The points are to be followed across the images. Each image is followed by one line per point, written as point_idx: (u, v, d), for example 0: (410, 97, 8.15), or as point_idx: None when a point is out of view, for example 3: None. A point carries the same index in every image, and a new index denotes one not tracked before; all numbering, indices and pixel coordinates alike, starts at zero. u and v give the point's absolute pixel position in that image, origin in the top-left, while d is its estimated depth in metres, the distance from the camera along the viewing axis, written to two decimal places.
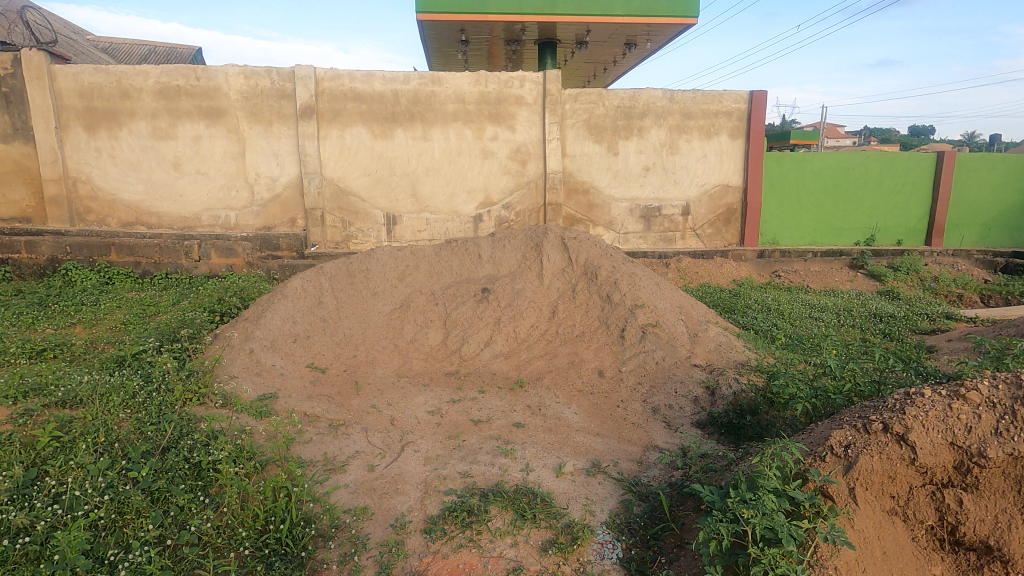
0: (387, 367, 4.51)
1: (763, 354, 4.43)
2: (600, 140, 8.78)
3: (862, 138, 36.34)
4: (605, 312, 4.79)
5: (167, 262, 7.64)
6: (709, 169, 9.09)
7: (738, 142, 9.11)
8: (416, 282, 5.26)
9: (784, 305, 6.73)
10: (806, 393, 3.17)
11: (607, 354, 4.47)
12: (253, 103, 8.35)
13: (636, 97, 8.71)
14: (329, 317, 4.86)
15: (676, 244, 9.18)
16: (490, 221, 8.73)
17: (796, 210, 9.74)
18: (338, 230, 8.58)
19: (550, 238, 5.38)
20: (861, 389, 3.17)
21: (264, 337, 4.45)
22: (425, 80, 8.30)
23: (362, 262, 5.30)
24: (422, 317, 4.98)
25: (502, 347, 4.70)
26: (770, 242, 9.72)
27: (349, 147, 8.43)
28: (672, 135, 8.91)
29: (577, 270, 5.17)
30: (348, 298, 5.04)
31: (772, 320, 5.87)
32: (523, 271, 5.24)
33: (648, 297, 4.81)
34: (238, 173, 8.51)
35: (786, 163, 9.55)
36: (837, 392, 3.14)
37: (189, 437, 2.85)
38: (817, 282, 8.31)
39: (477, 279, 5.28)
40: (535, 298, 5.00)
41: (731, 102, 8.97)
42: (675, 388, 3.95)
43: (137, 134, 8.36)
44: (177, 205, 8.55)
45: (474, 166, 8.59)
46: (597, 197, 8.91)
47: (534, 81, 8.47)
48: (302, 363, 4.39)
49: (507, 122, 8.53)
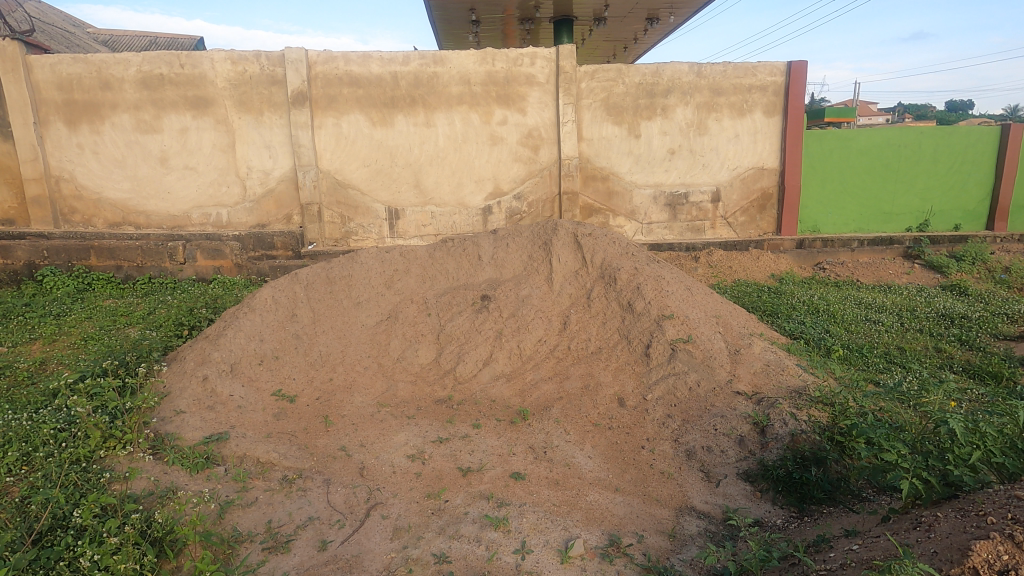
0: (367, 394, 3.82)
1: (823, 377, 3.59)
2: (620, 122, 7.92)
3: (896, 115, 34.47)
4: (626, 324, 3.99)
5: (151, 265, 7.08)
6: (742, 151, 8.17)
7: (774, 119, 8.15)
8: (406, 289, 4.55)
9: (835, 306, 5.84)
10: (913, 461, 2.24)
11: (629, 377, 3.70)
12: (241, 91, 7.72)
13: (660, 73, 7.82)
14: (303, 332, 4.18)
15: (705, 234, 8.30)
16: (500, 213, 7.96)
17: (840, 193, 8.75)
18: (336, 226, 7.93)
19: (561, 235, 4.58)
20: (998, 459, 2.21)
21: (223, 359, 3.78)
22: (426, 61, 7.55)
23: (344, 266, 4.60)
24: (411, 331, 4.29)
25: (503, 367, 4.00)
26: (810, 230, 8.76)
27: (346, 136, 7.74)
28: (699, 114, 8.01)
29: (593, 273, 4.39)
30: (327, 309, 4.35)
31: (823, 326, 5.02)
32: (528, 274, 4.48)
33: (677, 305, 4.00)
34: (228, 167, 7.91)
35: (828, 141, 8.57)
36: (960, 462, 2.23)
37: (77, 516, 2.20)
38: (869, 275, 7.36)
39: (476, 285, 4.53)
40: (543, 308, 4.25)
41: (766, 75, 8.01)
42: (713, 424, 3.16)
43: (120, 128, 7.82)
44: (165, 203, 8.00)
45: (482, 154, 7.82)
46: (618, 184, 8.07)
47: (545, 57, 7.64)
48: (267, 391, 3.74)
49: (517, 104, 7.73)
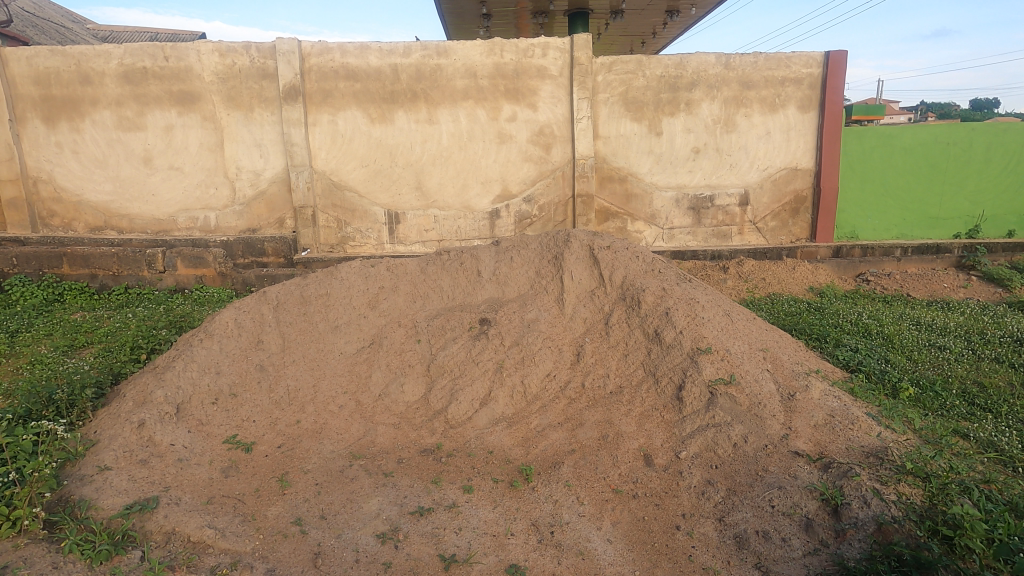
0: (339, 441, 3.18)
1: (902, 432, 2.87)
2: (640, 118, 7.21)
3: (920, 112, 33.30)
4: (653, 357, 3.31)
5: (128, 274, 6.50)
6: (773, 150, 7.41)
7: (810, 115, 7.38)
8: (392, 310, 3.91)
9: (890, 327, 5.11)
10: None
11: (656, 427, 3.01)
12: (230, 86, 7.15)
13: (684, 64, 7.10)
14: (269, 363, 3.55)
15: (732, 240, 7.56)
16: (509, 217, 7.28)
17: (882, 196, 7.96)
18: (332, 231, 7.32)
19: (574, 248, 3.89)
20: None
21: (167, 399, 3.16)
22: (429, 52, 6.91)
23: (322, 282, 3.96)
24: (396, 361, 3.66)
25: (504, 409, 3.34)
26: (848, 236, 7.98)
27: (343, 134, 7.12)
28: (727, 109, 7.28)
29: (612, 294, 3.70)
30: (298, 334, 3.72)
31: (881, 355, 4.29)
32: (535, 294, 3.82)
33: (715, 336, 3.29)
34: (216, 168, 7.34)
35: (869, 139, 7.81)
36: None
37: None
38: (920, 287, 6.57)
39: (475, 307, 3.87)
40: (551, 335, 3.59)
41: (801, 67, 7.24)
42: (769, 499, 2.46)
43: (101, 125, 7.29)
44: (149, 206, 7.45)
45: (489, 153, 7.15)
46: (637, 185, 7.36)
47: (558, 47, 6.96)
48: (220, 437, 3.11)
49: (527, 99, 7.06)
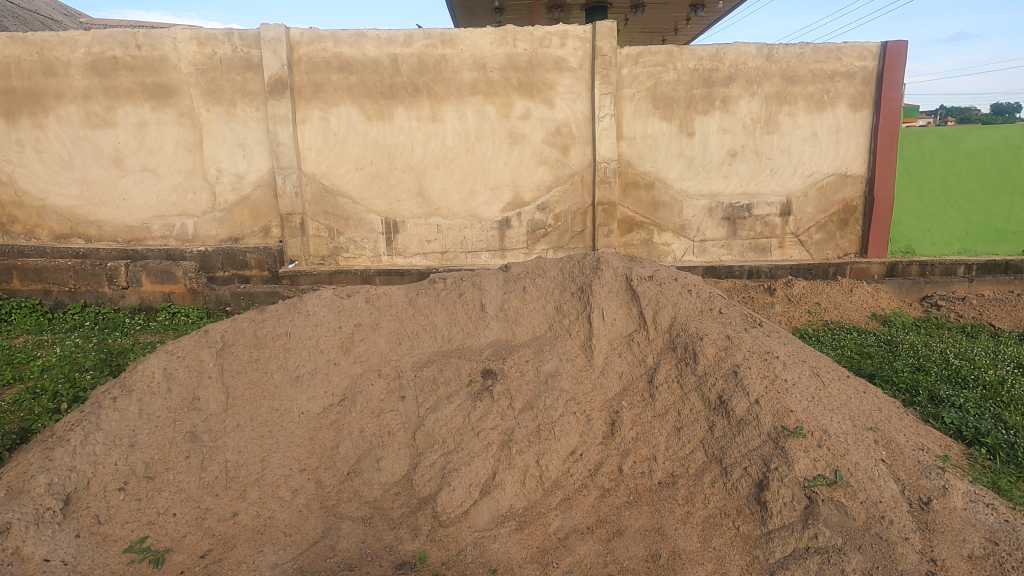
0: (287, 548, 2.32)
1: None
2: (669, 117, 6.31)
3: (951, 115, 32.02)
4: (718, 436, 2.41)
5: (86, 290, 5.71)
6: (821, 153, 6.47)
7: (863, 114, 6.42)
8: (371, 355, 3.05)
9: (988, 370, 4.16)
10: None
11: (729, 546, 2.13)
12: (209, 78, 6.33)
13: (721, 56, 6.20)
14: (204, 430, 2.69)
15: (772, 254, 6.62)
16: (521, 227, 6.40)
17: (942, 206, 6.83)
18: (323, 241, 6.50)
19: (605, 278, 3.02)
20: None
21: (51, 489, 2.31)
22: (432, 41, 6.06)
23: (282, 319, 3.10)
24: (372, 427, 2.80)
25: (513, 501, 2.46)
26: (902, 251, 6.86)
27: (335, 132, 6.28)
28: (769, 107, 6.35)
29: (657, 341, 2.81)
30: (246, 388, 2.86)
31: (998, 416, 3.33)
32: (554, 339, 2.95)
33: (804, 409, 2.38)
34: (194, 169, 6.53)
35: (930, 141, 6.72)
36: None
37: None
38: (1004, 315, 5.60)
39: (476, 353, 3.00)
40: (576, 397, 2.70)
41: (855, 59, 6.29)
42: None
43: (67, 122, 6.52)
44: (120, 211, 6.66)
45: (498, 155, 6.28)
46: (665, 193, 6.45)
47: (578, 36, 6.08)
48: (123, 544, 2.26)
49: (542, 95, 6.17)
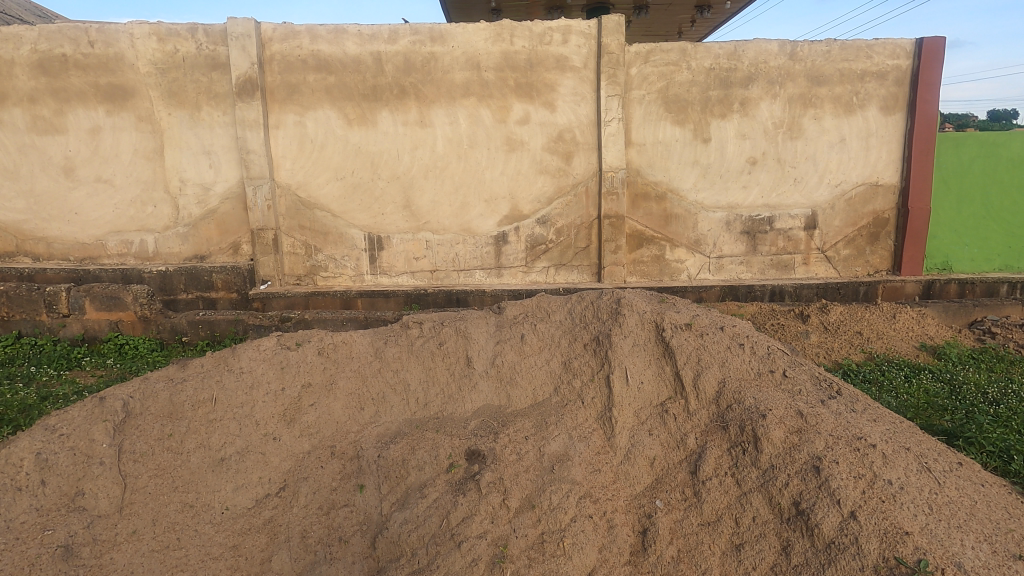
0: None
1: None
2: (683, 121, 5.62)
3: None
4: (799, 566, 1.71)
5: (21, 319, 4.97)
6: (850, 162, 5.77)
7: (896, 118, 5.72)
8: (325, 425, 2.35)
9: None
10: None
11: None
12: (170, 78, 5.57)
13: (739, 54, 5.52)
14: (85, 540, 1.97)
15: (796, 272, 5.90)
16: (519, 242, 5.70)
17: (983, 218, 6.01)
18: (299, 258, 5.78)
19: (630, 326, 2.33)
20: None
21: None
22: (420, 37, 5.38)
23: (207, 379, 2.39)
24: (320, 531, 2.08)
25: None
26: (939, 268, 6.02)
27: (312, 138, 5.57)
28: (793, 111, 5.66)
29: (700, 416, 2.13)
30: (152, 477, 2.15)
31: None
32: (563, 409, 2.23)
33: (923, 530, 1.69)
34: (154, 180, 5.77)
35: (969, 147, 5.92)
36: None
37: None
38: None
39: (458, 425, 2.27)
40: (592, 494, 1.98)
41: (887, 57, 5.60)
42: None
43: (11, 127, 5.69)
44: (71, 227, 5.86)
45: (493, 163, 5.59)
46: (678, 205, 5.76)
47: (583, 32, 5.40)
48: None
49: (543, 97, 5.49)
